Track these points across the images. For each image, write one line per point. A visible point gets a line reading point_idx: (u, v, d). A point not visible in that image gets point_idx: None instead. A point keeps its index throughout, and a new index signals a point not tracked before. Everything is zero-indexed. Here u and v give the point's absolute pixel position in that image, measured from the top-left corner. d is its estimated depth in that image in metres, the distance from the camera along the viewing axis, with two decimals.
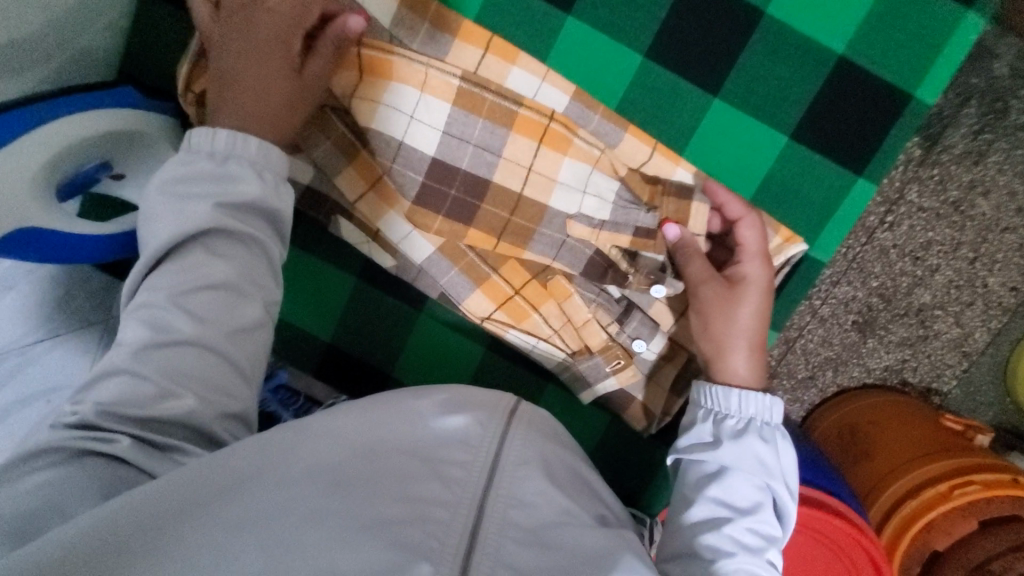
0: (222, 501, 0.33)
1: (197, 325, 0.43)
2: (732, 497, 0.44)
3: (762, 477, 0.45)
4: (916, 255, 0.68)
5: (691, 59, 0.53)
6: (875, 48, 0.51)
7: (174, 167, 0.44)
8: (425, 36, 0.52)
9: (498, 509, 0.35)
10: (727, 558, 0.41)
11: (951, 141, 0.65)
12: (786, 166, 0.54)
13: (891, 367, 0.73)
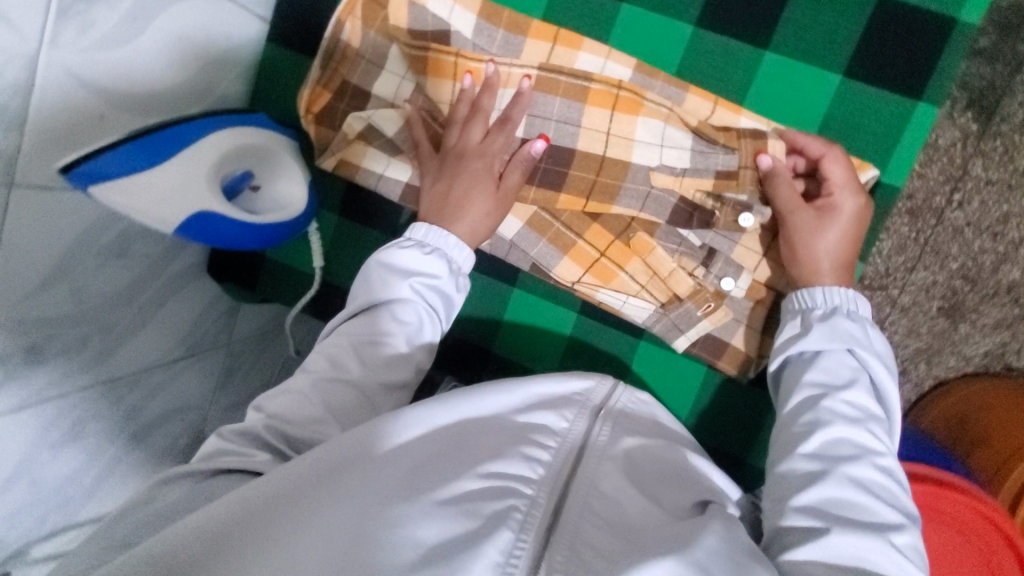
0: (343, 475, 0.39)
1: (362, 371, 0.51)
2: (827, 377, 0.50)
3: (853, 355, 0.51)
4: (994, 229, 0.77)
5: (737, 19, 0.59)
6: None
7: (392, 248, 0.56)
8: (501, 40, 0.62)
9: (586, 483, 0.42)
10: (828, 426, 0.47)
11: (1003, 115, 0.74)
12: (842, 103, 0.58)
13: (990, 352, 0.81)
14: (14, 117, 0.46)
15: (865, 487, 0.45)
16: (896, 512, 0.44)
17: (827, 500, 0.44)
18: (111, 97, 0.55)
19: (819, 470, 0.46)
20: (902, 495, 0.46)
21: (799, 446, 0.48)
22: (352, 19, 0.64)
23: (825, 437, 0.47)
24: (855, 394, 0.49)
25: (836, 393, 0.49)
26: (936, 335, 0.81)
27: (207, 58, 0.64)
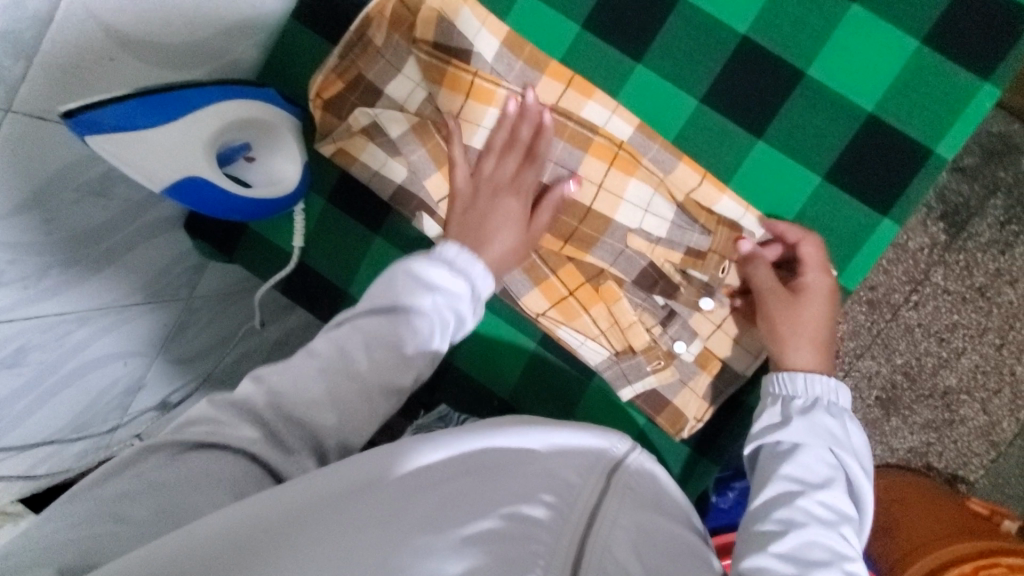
0: (355, 499, 0.37)
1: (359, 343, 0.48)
2: (802, 472, 0.50)
3: (830, 452, 0.52)
4: (942, 335, 0.93)
5: (739, 106, 0.62)
6: (900, 109, 0.60)
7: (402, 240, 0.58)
8: (519, 71, 0.64)
9: (603, 539, 0.39)
10: (805, 527, 0.46)
11: (976, 231, 0.91)
12: (816, 204, 0.62)
13: (916, 448, 0.97)
14: (25, 46, 0.47)
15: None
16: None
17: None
18: (126, 43, 0.55)
19: (794, 572, 0.43)
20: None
21: (768, 545, 0.46)
22: (379, 18, 0.64)
23: (801, 535, 0.46)
24: (831, 496, 0.49)
25: (814, 493, 0.49)
26: (868, 421, 0.97)
27: (229, 23, 0.64)
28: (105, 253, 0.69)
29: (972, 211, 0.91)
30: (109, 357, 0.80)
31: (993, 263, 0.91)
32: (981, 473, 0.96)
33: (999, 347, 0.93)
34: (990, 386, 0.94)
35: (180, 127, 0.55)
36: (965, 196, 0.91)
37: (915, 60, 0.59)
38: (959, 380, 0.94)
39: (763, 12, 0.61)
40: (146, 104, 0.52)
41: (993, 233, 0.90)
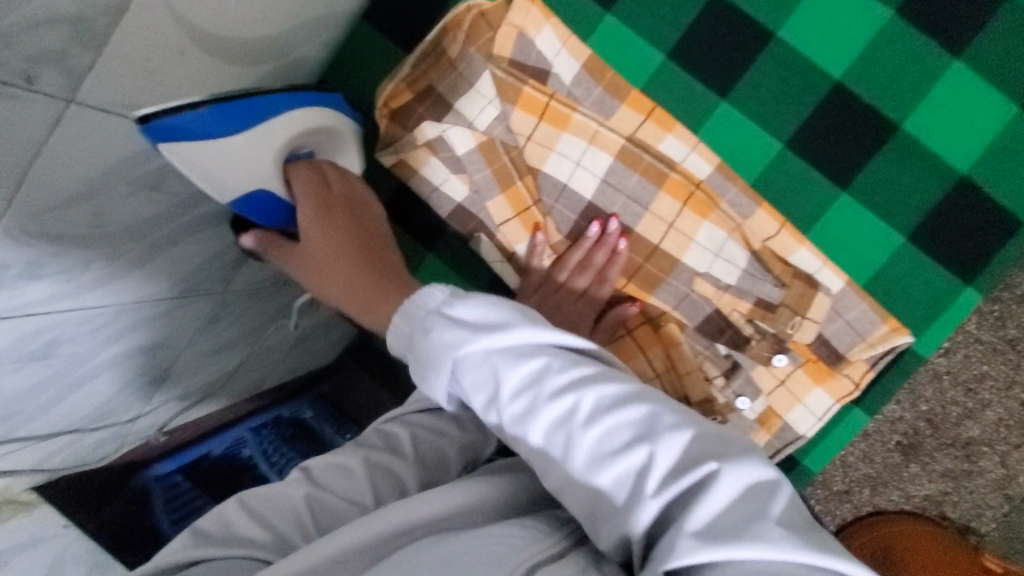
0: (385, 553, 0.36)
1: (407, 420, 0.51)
2: (656, 485, 0.31)
3: (524, 395, 0.35)
4: (970, 385, 0.90)
5: (825, 154, 0.60)
6: (995, 173, 0.57)
7: None
8: (596, 97, 0.62)
9: None
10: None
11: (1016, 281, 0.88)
12: (897, 263, 0.59)
13: (931, 497, 0.95)
14: (95, 35, 0.44)
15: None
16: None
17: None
18: (198, 37, 0.52)
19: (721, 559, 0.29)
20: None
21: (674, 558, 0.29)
22: (456, 30, 0.61)
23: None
24: (741, 516, 0.30)
25: (733, 536, 0.29)
26: (887, 466, 0.95)
27: (299, 21, 0.61)
28: (149, 248, 0.66)
29: None
30: (138, 349, 0.78)
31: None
32: (992, 526, 0.95)
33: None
34: (1012, 440, 0.92)
35: (251, 133, 0.53)
36: None
37: (1017, 124, 0.56)
38: (983, 431, 0.92)
39: (861, 58, 0.58)
40: (228, 117, 0.51)
41: None
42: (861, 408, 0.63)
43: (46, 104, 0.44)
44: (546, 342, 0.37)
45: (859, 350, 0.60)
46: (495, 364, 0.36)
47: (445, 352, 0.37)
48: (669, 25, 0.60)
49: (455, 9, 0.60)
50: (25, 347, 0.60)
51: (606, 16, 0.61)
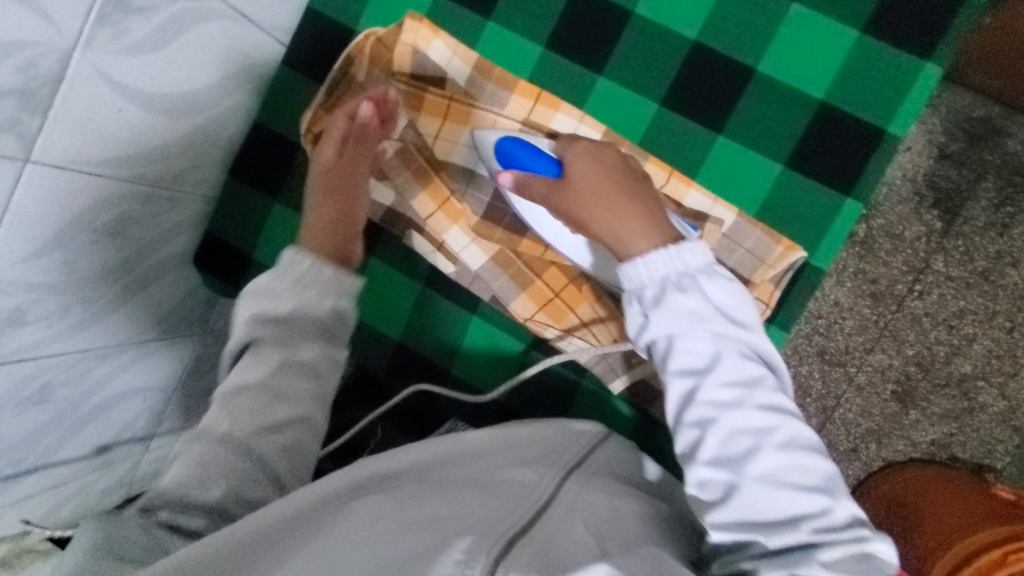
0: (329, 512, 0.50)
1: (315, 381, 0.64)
2: (758, 419, 0.51)
3: (725, 374, 0.52)
4: (949, 322, 1.01)
5: (696, 105, 0.67)
6: (849, 94, 0.64)
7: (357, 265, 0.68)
8: (490, 92, 0.69)
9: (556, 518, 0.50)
10: (742, 471, 0.50)
11: (973, 214, 0.98)
12: (780, 188, 0.65)
13: (938, 440, 1.04)
14: (40, 102, 0.53)
15: (766, 527, 0.48)
16: (813, 526, 0.48)
17: (743, 537, 0.49)
18: (132, 95, 0.61)
19: (725, 477, 0.50)
20: (851, 530, 0.47)
21: (700, 456, 0.52)
22: (360, 56, 0.71)
23: (748, 477, 0.50)
24: (819, 463, 0.51)
25: (760, 432, 0.51)
26: (887, 416, 1.04)
27: (224, 72, 0.70)
28: (122, 292, 0.74)
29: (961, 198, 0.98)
30: (129, 393, 0.85)
31: (992, 246, 0.98)
32: (1006, 460, 1.03)
33: (1011, 330, 1.00)
34: (1006, 370, 1.01)
35: None
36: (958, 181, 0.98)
37: (857, 49, 0.63)
38: (974, 367, 1.01)
39: (710, 18, 0.66)
40: None
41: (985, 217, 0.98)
42: (777, 325, 0.68)
43: (5, 165, 0.52)
44: (750, 339, 0.54)
45: (761, 272, 0.65)
46: (720, 348, 0.53)
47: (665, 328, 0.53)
48: (541, 20, 0.69)
49: (356, 39, 0.70)
50: (18, 393, 0.68)
51: (488, 24, 0.71)
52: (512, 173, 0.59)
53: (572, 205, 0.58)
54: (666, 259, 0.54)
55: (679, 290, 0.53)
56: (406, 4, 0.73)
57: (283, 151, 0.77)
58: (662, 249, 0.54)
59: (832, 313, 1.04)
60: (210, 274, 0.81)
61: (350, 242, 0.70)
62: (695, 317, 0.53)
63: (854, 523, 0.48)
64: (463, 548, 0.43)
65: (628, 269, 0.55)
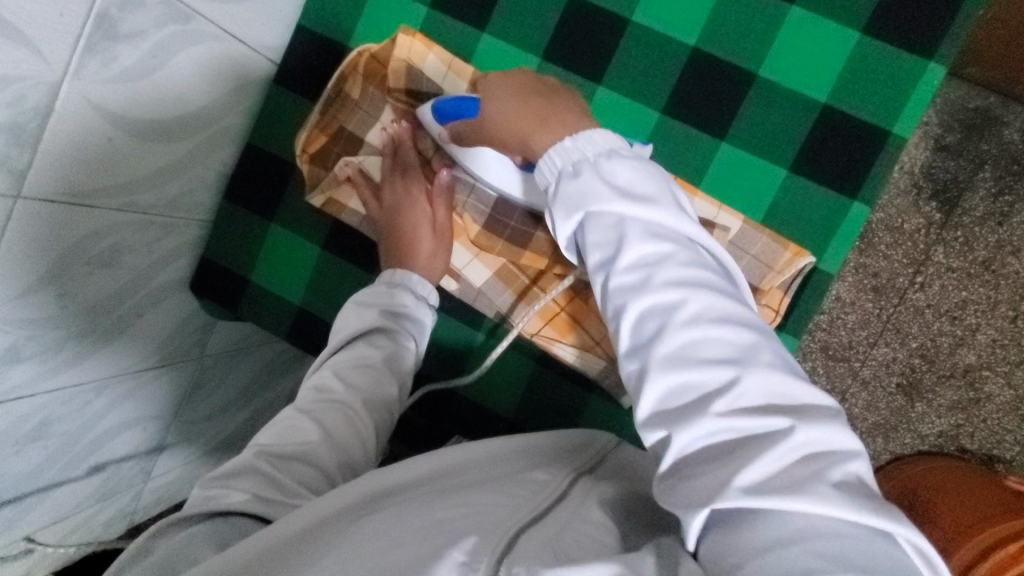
0: (338, 525, 0.45)
1: (347, 389, 0.61)
2: (666, 297, 0.44)
3: (629, 256, 0.46)
4: (953, 312, 1.00)
5: (697, 113, 0.65)
6: (852, 96, 0.63)
7: (383, 290, 0.68)
8: None
9: (565, 521, 0.47)
10: (651, 356, 0.43)
11: (971, 204, 0.98)
12: (785, 194, 0.64)
13: (946, 430, 1.04)
14: (30, 135, 0.51)
15: (676, 418, 0.41)
16: (724, 407, 0.40)
17: (661, 436, 0.41)
18: (123, 123, 0.60)
19: (638, 366, 0.43)
20: (769, 421, 0.39)
21: (619, 351, 0.45)
22: (353, 74, 0.69)
23: (655, 363, 0.42)
24: (742, 336, 0.42)
25: (668, 311, 0.43)
26: (894, 410, 1.05)
27: (214, 93, 0.69)
28: (118, 320, 0.72)
29: (962, 189, 0.97)
30: (129, 422, 0.83)
31: (992, 236, 0.98)
32: (1016, 449, 1.03)
33: (1014, 319, 1.00)
34: (1011, 359, 1.01)
35: None
36: (956, 171, 0.97)
37: (859, 50, 0.62)
38: (978, 357, 1.02)
39: (708, 24, 0.65)
40: None
41: (983, 207, 0.97)
42: (787, 333, 0.66)
43: None
44: (663, 215, 0.47)
45: (770, 279, 0.64)
46: (621, 229, 0.47)
47: (570, 215, 0.49)
48: (535, 31, 0.68)
49: (349, 56, 0.68)
50: (17, 431, 0.66)
51: (483, 36, 0.69)
52: (448, 129, 0.64)
53: (496, 134, 0.59)
54: (564, 153, 0.51)
55: (572, 176, 0.49)
56: (397, 18, 0.72)
57: (277, 171, 0.76)
58: (561, 142, 0.52)
59: (834, 309, 1.02)
60: (207, 297, 0.80)
61: (413, 242, 0.69)
62: (591, 198, 0.48)
63: (777, 413, 0.39)
64: (465, 549, 0.40)
65: (538, 171, 0.53)
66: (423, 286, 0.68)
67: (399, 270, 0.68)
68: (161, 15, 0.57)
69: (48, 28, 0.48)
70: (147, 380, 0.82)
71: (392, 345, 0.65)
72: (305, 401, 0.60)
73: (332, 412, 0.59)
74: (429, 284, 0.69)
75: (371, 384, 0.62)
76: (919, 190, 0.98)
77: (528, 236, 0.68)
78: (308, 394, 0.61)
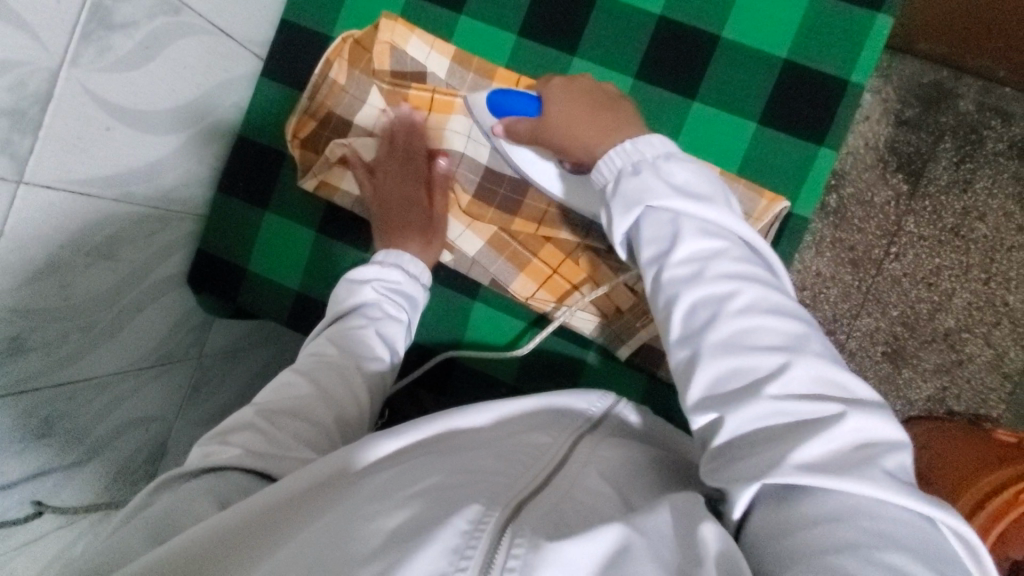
0: (332, 496, 0.46)
1: (341, 354, 0.63)
2: (718, 288, 0.47)
3: (683, 249, 0.49)
4: (928, 280, 1.06)
5: (668, 76, 0.69)
6: (810, 51, 0.67)
7: (376, 266, 0.70)
8: (471, 82, 0.71)
9: (564, 482, 0.49)
10: (703, 342, 0.46)
11: (934, 174, 1.05)
12: (755, 146, 0.68)
13: (934, 396, 1.07)
14: (31, 122, 0.52)
15: (731, 401, 0.44)
16: (777, 390, 0.43)
17: (712, 414, 0.44)
18: (119, 114, 0.61)
19: (689, 351, 0.46)
20: (824, 406, 0.42)
21: (669, 337, 0.48)
22: (338, 60, 0.72)
23: (709, 349, 0.45)
24: (792, 327, 0.45)
25: (721, 301, 0.47)
26: (882, 377, 1.08)
27: (205, 87, 0.71)
28: (119, 315, 0.73)
29: (923, 159, 1.05)
30: (133, 425, 0.82)
31: (958, 203, 1.05)
32: (1002, 407, 1.06)
33: (987, 281, 1.05)
34: (988, 320, 1.06)
35: None
36: (918, 143, 1.05)
37: (813, 8, 0.67)
38: (957, 320, 1.06)
39: None
40: None
41: (947, 176, 1.05)
42: None
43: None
44: (718, 217, 0.50)
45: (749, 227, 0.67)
46: (676, 223, 0.50)
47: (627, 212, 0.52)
48: (511, 10, 0.72)
49: (333, 42, 0.71)
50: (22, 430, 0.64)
51: (462, 18, 0.73)
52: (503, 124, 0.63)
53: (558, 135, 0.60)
54: (622, 154, 0.54)
55: (631, 174, 0.53)
56: (377, 7, 0.75)
57: (272, 163, 0.80)
58: (619, 144, 0.55)
59: (816, 284, 1.08)
60: (207, 293, 0.83)
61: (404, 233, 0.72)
62: (648, 194, 0.51)
63: (832, 401, 0.42)
64: (469, 517, 0.40)
65: (597, 172, 0.56)
66: (415, 264, 0.71)
67: (392, 250, 0.71)
68: (153, 6, 0.59)
69: (46, 15, 0.49)
70: (148, 379, 0.82)
71: (385, 316, 0.67)
72: (301, 367, 0.62)
73: (324, 374, 0.61)
74: (419, 261, 0.71)
75: (361, 350, 0.64)
76: (887, 163, 1.06)
77: (518, 203, 0.71)
78: (306, 359, 0.64)
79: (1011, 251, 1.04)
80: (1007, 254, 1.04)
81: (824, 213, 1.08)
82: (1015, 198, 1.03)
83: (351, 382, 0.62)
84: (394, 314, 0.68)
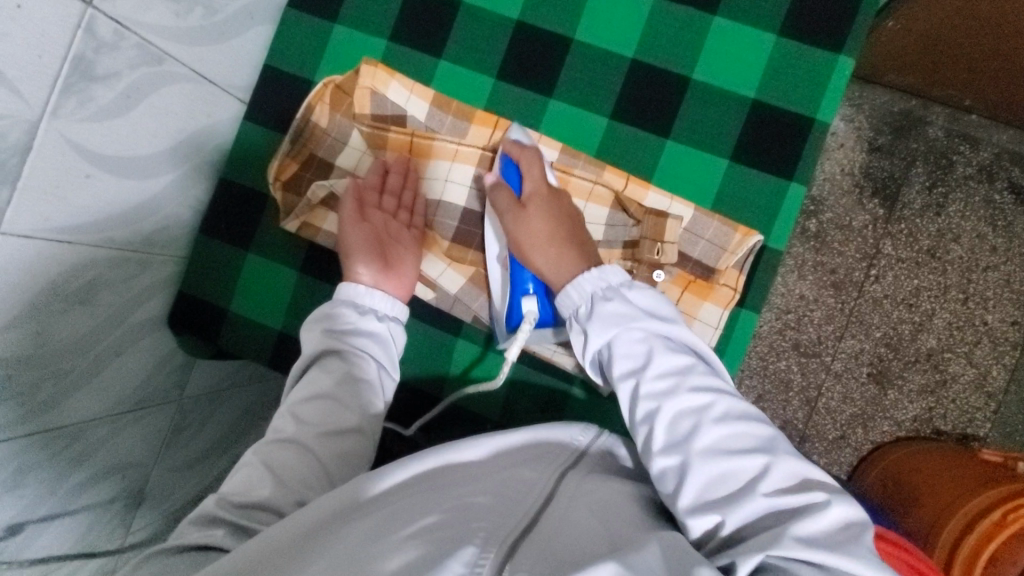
0: (329, 534, 0.45)
1: (296, 428, 0.61)
2: (695, 400, 0.55)
3: (659, 366, 0.58)
4: (909, 301, 1.08)
5: (642, 116, 0.71)
6: (777, 90, 0.70)
7: (328, 315, 0.68)
8: (450, 126, 0.74)
9: (553, 520, 0.49)
10: (690, 449, 0.53)
11: (909, 198, 1.08)
12: (729, 181, 0.70)
13: (920, 416, 1.08)
14: (9, 172, 0.51)
15: (722, 501, 0.50)
16: (767, 490, 0.50)
17: (711, 521, 0.50)
18: (99, 160, 0.61)
19: (678, 459, 0.53)
20: (810, 496, 0.49)
21: (652, 449, 0.55)
22: (320, 104, 0.74)
23: (696, 453, 0.52)
24: (760, 431, 0.54)
25: (699, 412, 0.55)
26: (868, 400, 1.09)
27: (187, 133, 0.72)
28: (98, 360, 0.71)
29: (895, 184, 1.08)
30: (108, 472, 0.79)
31: (933, 225, 1.08)
32: (988, 426, 1.07)
33: (965, 301, 1.07)
34: (970, 340, 1.08)
35: None
36: (890, 170, 1.09)
37: (777, 50, 0.70)
38: (939, 341, 1.08)
39: (643, 36, 0.72)
40: None
41: (918, 201, 1.08)
42: (747, 308, 0.72)
43: None
44: (680, 338, 0.60)
45: (725, 259, 0.70)
46: (650, 344, 0.59)
47: (606, 340, 0.60)
48: (488, 54, 0.74)
49: (315, 87, 0.73)
50: None
51: (441, 62, 0.75)
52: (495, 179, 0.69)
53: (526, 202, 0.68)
54: (591, 279, 0.64)
55: (603, 298, 0.62)
56: (357, 53, 0.78)
57: (255, 204, 0.81)
58: (586, 272, 0.64)
59: (798, 307, 1.10)
60: (188, 333, 0.83)
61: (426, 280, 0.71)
62: (623, 317, 0.60)
63: (811, 490, 0.50)
64: (464, 559, 0.40)
65: (564, 295, 0.65)
66: (373, 297, 0.69)
67: (349, 284, 0.69)
68: (135, 56, 0.60)
69: (27, 70, 0.49)
70: (124, 423, 0.79)
71: (346, 364, 0.65)
72: (261, 443, 0.61)
73: (309, 438, 0.61)
74: (378, 294, 0.68)
75: (320, 417, 0.62)
76: (862, 190, 1.09)
77: None
78: (264, 436, 0.62)
79: (988, 271, 1.07)
80: (985, 274, 1.07)
81: (803, 237, 1.10)
82: (986, 220, 1.07)
83: (332, 439, 0.61)
84: (354, 360, 0.65)
